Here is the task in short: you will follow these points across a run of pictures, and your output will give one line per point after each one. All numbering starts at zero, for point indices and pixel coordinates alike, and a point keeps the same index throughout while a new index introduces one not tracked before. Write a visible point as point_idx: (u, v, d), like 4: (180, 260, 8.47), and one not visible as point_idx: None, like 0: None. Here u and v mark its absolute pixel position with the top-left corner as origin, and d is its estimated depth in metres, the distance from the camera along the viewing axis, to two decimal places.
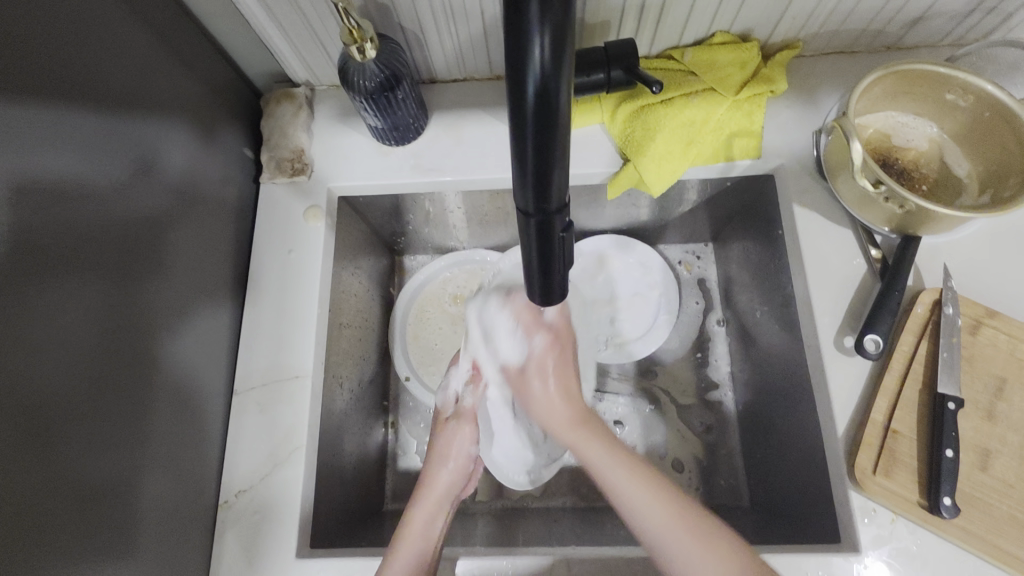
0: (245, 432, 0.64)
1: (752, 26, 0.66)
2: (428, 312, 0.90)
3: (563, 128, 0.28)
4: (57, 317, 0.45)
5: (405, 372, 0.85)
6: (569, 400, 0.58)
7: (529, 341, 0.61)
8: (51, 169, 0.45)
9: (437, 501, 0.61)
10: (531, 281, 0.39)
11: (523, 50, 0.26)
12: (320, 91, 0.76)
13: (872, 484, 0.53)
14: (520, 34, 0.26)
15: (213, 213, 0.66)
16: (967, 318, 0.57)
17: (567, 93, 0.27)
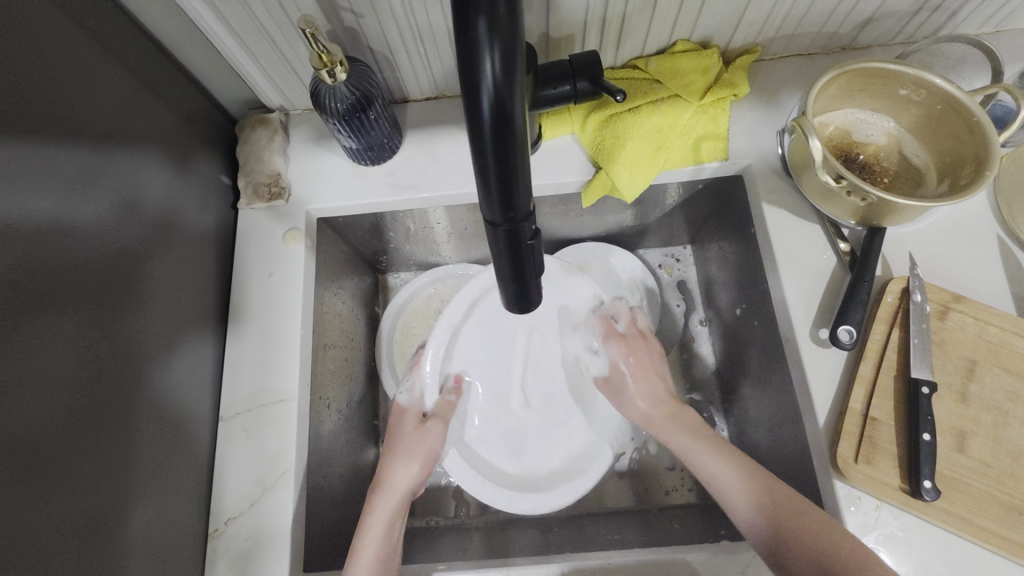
0: (232, 458, 0.63)
1: (710, 34, 0.68)
2: (415, 328, 0.91)
3: (521, 142, 0.29)
4: (38, 351, 0.45)
5: (394, 391, 0.86)
6: (660, 400, 0.68)
7: (607, 351, 0.72)
8: (28, 205, 0.45)
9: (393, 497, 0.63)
10: (505, 290, 0.40)
11: (473, 68, 0.27)
12: (294, 115, 0.77)
13: (855, 473, 0.54)
14: (469, 52, 0.27)
15: (192, 241, 0.66)
16: (934, 304, 0.58)
17: (521, 109, 0.28)
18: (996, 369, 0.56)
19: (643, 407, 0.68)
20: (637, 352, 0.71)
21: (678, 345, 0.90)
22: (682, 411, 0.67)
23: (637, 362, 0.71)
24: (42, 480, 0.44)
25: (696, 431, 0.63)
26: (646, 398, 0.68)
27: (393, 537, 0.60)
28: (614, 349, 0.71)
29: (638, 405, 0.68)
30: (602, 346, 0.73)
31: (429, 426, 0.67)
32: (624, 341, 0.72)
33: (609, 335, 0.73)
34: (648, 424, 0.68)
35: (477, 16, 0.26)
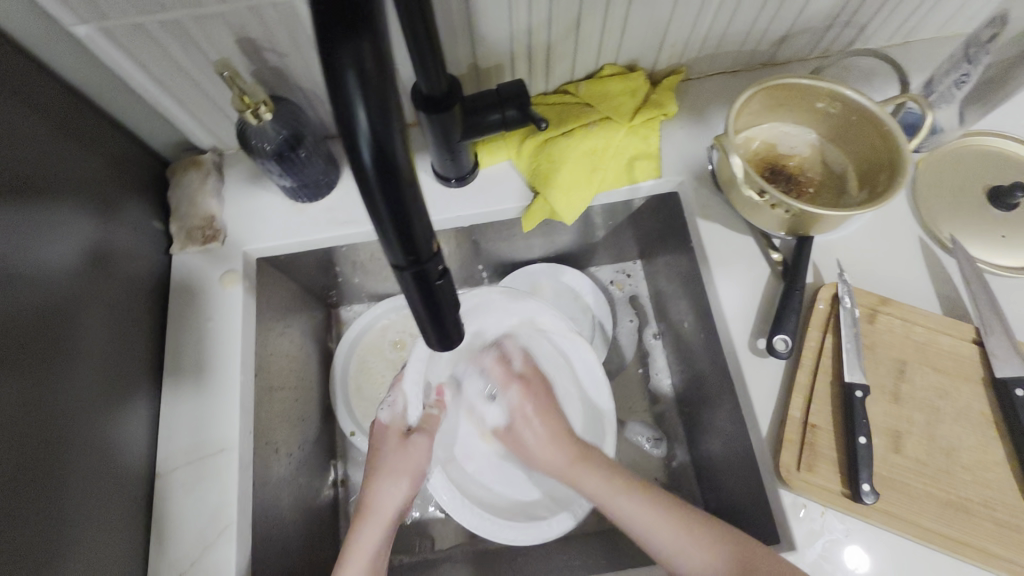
0: (172, 514, 0.61)
1: (635, 57, 0.70)
2: (369, 361, 0.90)
3: (411, 186, 0.29)
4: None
5: (350, 427, 0.85)
6: (562, 444, 0.64)
7: (506, 393, 0.67)
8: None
9: (375, 520, 0.63)
10: (425, 330, 0.39)
11: (350, 120, 0.26)
12: (229, 155, 0.75)
13: (797, 481, 0.55)
14: (344, 104, 0.26)
15: (123, 290, 0.63)
16: (863, 308, 0.60)
17: (405, 153, 0.28)
18: (925, 367, 0.58)
19: (550, 453, 0.64)
20: (534, 397, 0.67)
21: (634, 359, 0.90)
22: (594, 454, 0.64)
23: (538, 407, 0.66)
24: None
25: (618, 477, 0.61)
26: (546, 445, 0.64)
27: (379, 562, 0.62)
28: (514, 395, 0.67)
29: (556, 461, 0.64)
30: (504, 394, 0.67)
31: (413, 443, 0.66)
32: (522, 391, 0.67)
33: (508, 381, 0.68)
34: (518, 433, 0.66)
35: (347, 69, 0.26)
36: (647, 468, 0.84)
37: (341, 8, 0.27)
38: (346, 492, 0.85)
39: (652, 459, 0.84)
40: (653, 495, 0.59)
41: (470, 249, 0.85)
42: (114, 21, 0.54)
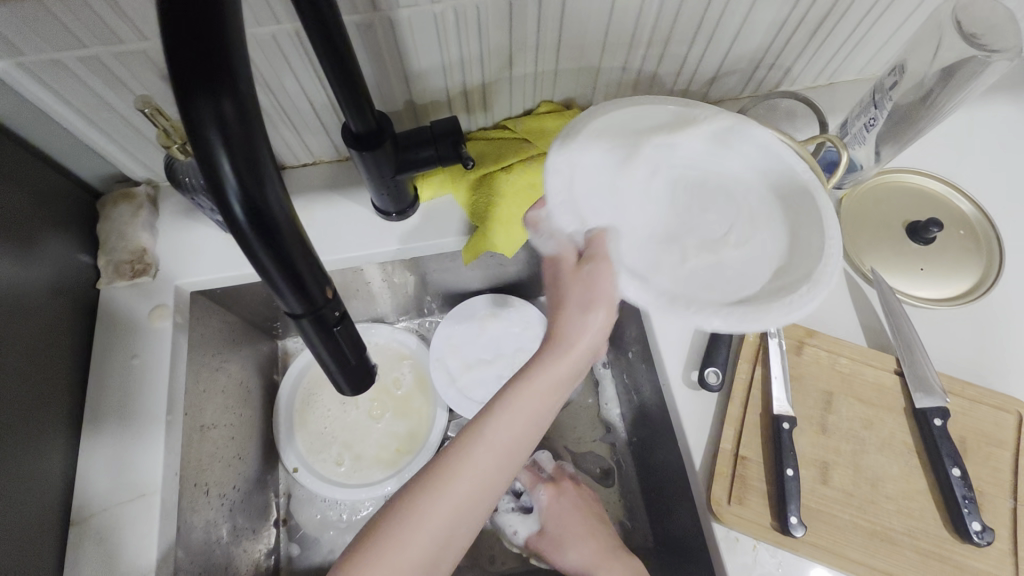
0: (85, 565, 0.56)
1: (572, 96, 0.72)
2: (314, 394, 0.88)
3: (294, 238, 0.29)
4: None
5: (293, 463, 0.82)
6: (595, 535, 0.68)
7: (536, 494, 0.75)
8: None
9: (528, 413, 0.49)
10: (332, 376, 0.38)
11: (216, 176, 0.25)
12: (164, 188, 0.75)
13: (728, 515, 0.55)
14: (207, 160, 0.25)
15: (39, 327, 0.60)
16: (791, 339, 0.62)
17: (283, 206, 0.28)
18: (850, 399, 0.59)
19: (581, 548, 0.67)
20: (566, 505, 0.73)
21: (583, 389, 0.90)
22: (603, 530, 0.69)
23: (570, 507, 0.73)
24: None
25: (610, 552, 0.66)
26: (584, 542, 0.68)
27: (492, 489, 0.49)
28: (544, 494, 0.75)
29: (583, 551, 0.67)
30: (532, 495, 0.75)
31: (589, 271, 0.49)
32: (552, 508, 0.73)
33: (536, 484, 0.76)
34: (548, 538, 0.71)
35: (208, 125, 0.25)
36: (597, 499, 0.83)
37: (190, 58, 0.25)
38: (287, 532, 0.83)
39: (601, 491, 0.84)
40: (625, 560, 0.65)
41: (416, 280, 0.84)
42: (30, 56, 0.53)
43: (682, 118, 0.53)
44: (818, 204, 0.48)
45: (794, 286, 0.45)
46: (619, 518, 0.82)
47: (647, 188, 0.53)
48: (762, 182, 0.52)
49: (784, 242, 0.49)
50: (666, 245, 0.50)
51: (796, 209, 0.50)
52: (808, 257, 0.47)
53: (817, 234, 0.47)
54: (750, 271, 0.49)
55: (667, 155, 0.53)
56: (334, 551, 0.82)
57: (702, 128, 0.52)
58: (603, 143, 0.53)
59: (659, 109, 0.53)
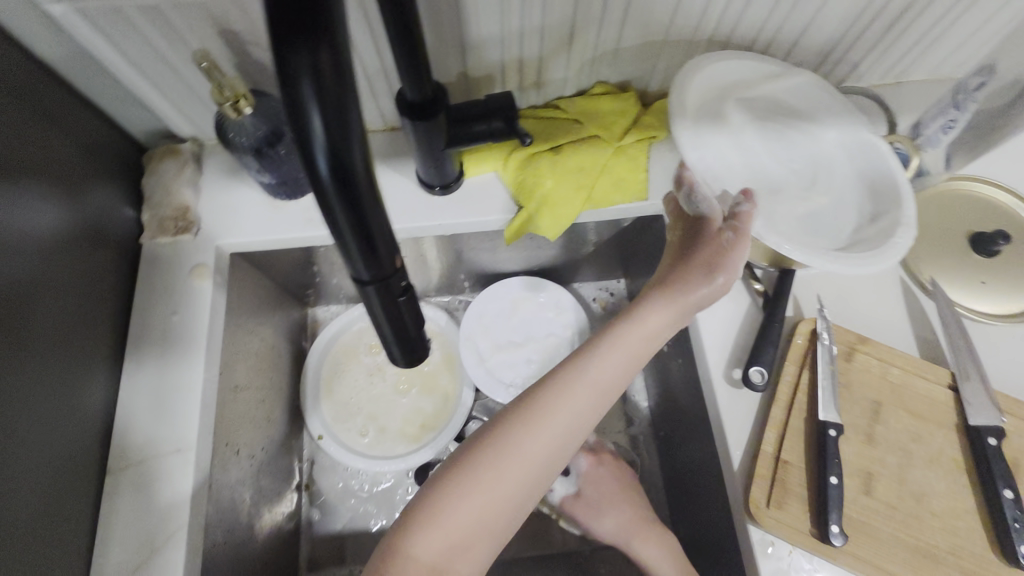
0: (121, 514, 0.58)
1: (629, 78, 0.69)
2: (341, 364, 0.88)
3: (370, 200, 0.27)
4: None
5: (317, 431, 0.82)
6: (633, 505, 0.70)
7: (575, 459, 0.74)
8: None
9: (605, 379, 0.48)
10: (387, 346, 0.37)
11: (306, 131, 0.24)
12: (209, 146, 0.74)
13: (767, 518, 0.53)
14: (298, 113, 0.24)
15: (84, 278, 0.60)
16: (842, 345, 0.60)
17: (366, 166, 0.27)
18: (900, 411, 0.57)
19: (617, 516, 0.68)
20: (604, 473, 0.73)
21: None
22: (639, 500, 0.71)
23: (608, 475, 0.73)
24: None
25: (646, 522, 0.68)
26: (621, 509, 0.69)
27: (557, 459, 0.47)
28: (583, 461, 0.74)
29: (620, 518, 0.68)
30: (571, 459, 0.74)
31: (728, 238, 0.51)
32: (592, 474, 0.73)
33: (576, 449, 0.75)
34: (582, 504, 0.71)
35: (303, 76, 0.23)
36: None
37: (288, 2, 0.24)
38: (309, 497, 0.84)
39: None
40: (662, 532, 0.66)
41: (451, 257, 0.83)
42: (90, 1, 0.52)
43: (768, 75, 0.61)
44: (890, 168, 0.56)
45: (890, 231, 0.53)
46: None
47: (744, 141, 0.59)
48: (839, 138, 0.59)
49: (864, 192, 0.57)
50: (768, 193, 0.57)
51: (872, 171, 0.57)
52: (890, 205, 0.55)
53: (890, 187, 0.56)
54: (840, 216, 0.57)
55: (756, 104, 0.61)
56: (355, 519, 0.83)
57: (789, 84, 0.61)
58: (709, 93, 0.59)
59: (755, 64, 0.61)
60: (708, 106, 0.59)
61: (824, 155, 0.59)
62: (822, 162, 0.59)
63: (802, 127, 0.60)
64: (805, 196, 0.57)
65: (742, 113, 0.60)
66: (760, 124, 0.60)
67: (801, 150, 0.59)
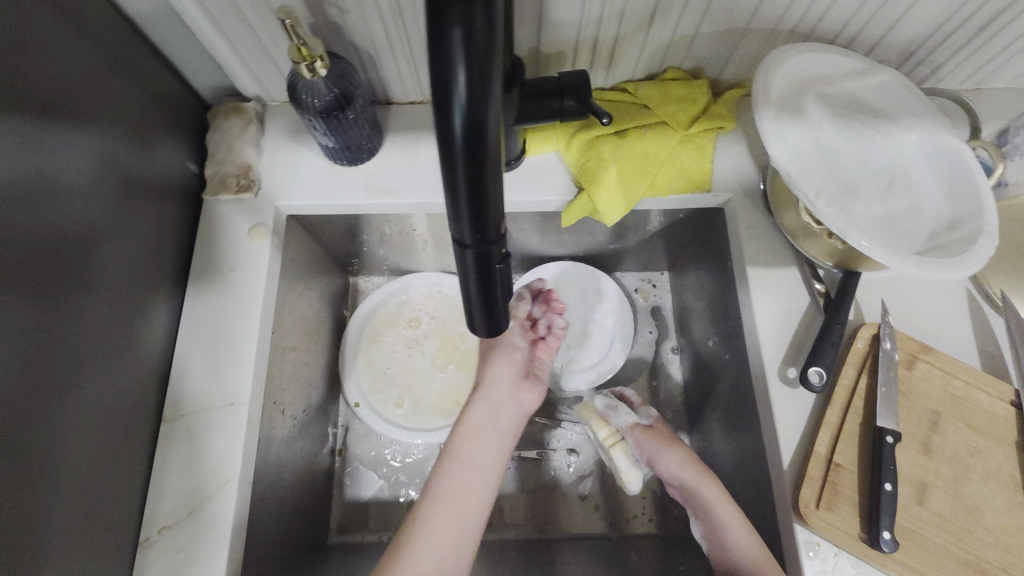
0: (175, 460, 0.59)
1: (702, 64, 0.67)
2: (381, 334, 0.89)
3: (493, 164, 0.27)
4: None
5: (354, 398, 0.83)
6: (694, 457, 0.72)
7: (645, 408, 0.77)
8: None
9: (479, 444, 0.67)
10: (471, 312, 0.38)
11: (448, 83, 0.24)
12: (271, 107, 0.74)
13: (816, 518, 0.53)
14: (442, 62, 0.24)
15: (149, 228, 0.62)
16: (904, 353, 0.59)
17: (496, 126, 0.26)
18: (958, 423, 0.56)
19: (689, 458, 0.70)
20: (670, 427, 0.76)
21: (647, 372, 0.87)
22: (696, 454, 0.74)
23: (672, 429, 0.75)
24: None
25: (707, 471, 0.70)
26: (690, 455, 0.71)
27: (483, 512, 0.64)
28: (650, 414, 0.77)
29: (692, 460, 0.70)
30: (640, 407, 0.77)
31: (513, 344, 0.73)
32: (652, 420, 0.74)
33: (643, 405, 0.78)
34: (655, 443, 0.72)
35: (454, 25, 0.23)
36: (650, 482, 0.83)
37: None
38: (342, 463, 0.85)
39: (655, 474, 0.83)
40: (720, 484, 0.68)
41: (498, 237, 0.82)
42: None
43: (850, 71, 0.59)
44: (972, 172, 0.54)
45: (971, 239, 0.51)
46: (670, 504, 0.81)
47: (824, 134, 0.57)
48: (919, 140, 0.58)
49: (942, 199, 0.55)
50: (851, 186, 0.54)
51: (952, 174, 0.55)
52: (971, 212, 0.53)
53: (971, 196, 0.54)
54: (918, 221, 0.54)
55: (834, 100, 0.59)
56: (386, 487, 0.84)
57: (872, 82, 0.59)
58: (791, 84, 0.58)
59: (838, 60, 0.59)
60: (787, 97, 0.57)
61: (902, 156, 0.57)
62: (902, 163, 0.57)
63: (882, 126, 0.58)
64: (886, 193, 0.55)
65: (821, 107, 0.58)
66: (839, 120, 0.58)
67: (881, 149, 0.57)
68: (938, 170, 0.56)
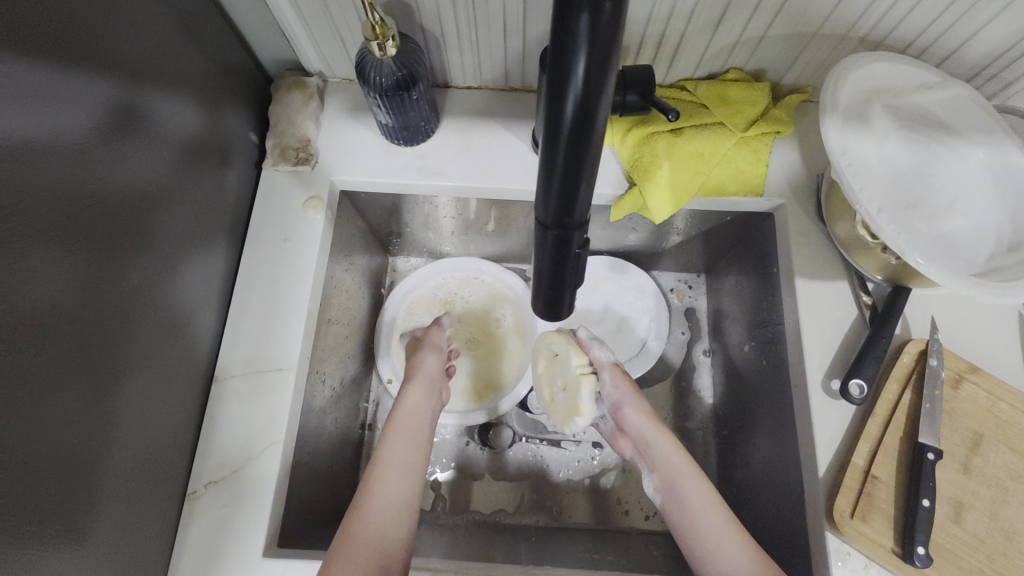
0: (222, 419, 0.62)
1: (765, 67, 0.67)
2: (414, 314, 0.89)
3: (595, 146, 0.29)
4: (37, 273, 0.42)
5: (387, 374, 0.84)
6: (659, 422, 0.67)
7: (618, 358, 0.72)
8: (47, 119, 0.42)
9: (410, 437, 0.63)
10: (538, 289, 0.40)
11: (566, 67, 0.26)
12: (332, 83, 0.76)
13: (849, 528, 0.53)
14: (565, 47, 0.26)
15: (211, 193, 0.64)
16: (950, 372, 0.58)
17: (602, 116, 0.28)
18: (1001, 446, 0.56)
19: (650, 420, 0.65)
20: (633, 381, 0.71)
21: (676, 372, 0.87)
22: None
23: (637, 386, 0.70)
24: (16, 405, 0.40)
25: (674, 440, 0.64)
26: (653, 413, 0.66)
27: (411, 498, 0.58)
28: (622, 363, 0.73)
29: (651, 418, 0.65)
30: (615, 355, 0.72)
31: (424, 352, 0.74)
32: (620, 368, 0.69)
33: None
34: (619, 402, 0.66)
35: (582, 12, 0.25)
36: None
37: None
38: (372, 437, 0.86)
39: None
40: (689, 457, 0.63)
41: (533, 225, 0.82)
42: None
43: (921, 85, 0.59)
44: None
45: None
46: None
47: (886, 144, 0.56)
48: (986, 158, 0.57)
49: (1006, 219, 0.54)
50: (911, 199, 0.54)
51: (1018, 196, 0.55)
52: None
53: None
54: (977, 240, 0.53)
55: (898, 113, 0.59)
56: None
57: (943, 96, 0.59)
58: (859, 93, 0.58)
59: (911, 72, 0.58)
60: (853, 105, 0.57)
61: (966, 172, 0.57)
62: (967, 181, 0.56)
63: (949, 140, 0.57)
64: (946, 208, 0.54)
65: (886, 118, 0.57)
66: (904, 131, 0.57)
67: (946, 164, 0.57)
68: (1006, 190, 0.55)
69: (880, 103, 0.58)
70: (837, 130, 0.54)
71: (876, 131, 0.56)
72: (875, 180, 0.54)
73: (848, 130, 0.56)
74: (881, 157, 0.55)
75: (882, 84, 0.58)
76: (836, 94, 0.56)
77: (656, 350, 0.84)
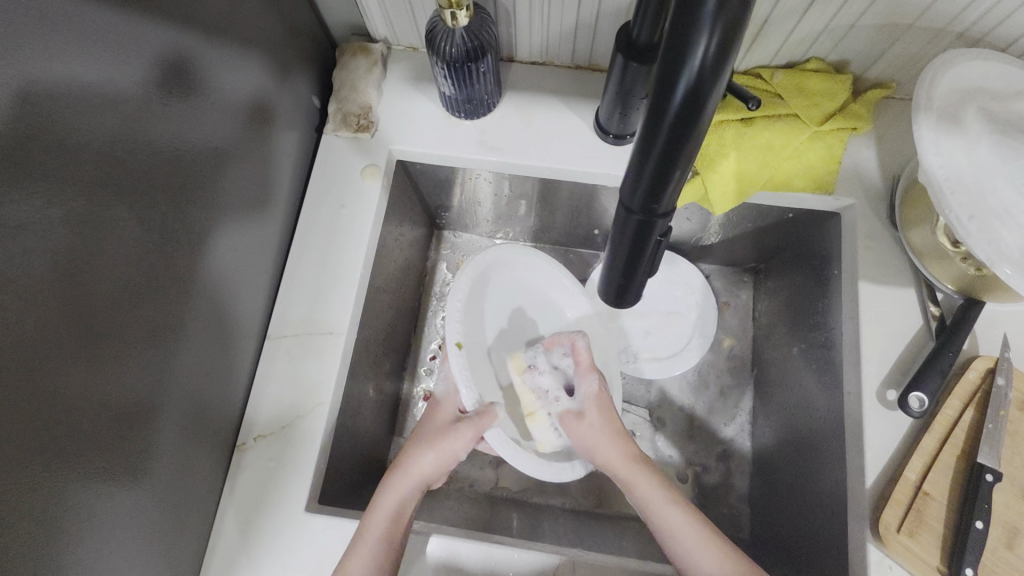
0: (273, 376, 0.64)
1: (849, 58, 0.64)
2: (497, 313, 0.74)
3: (702, 123, 0.31)
4: (121, 219, 0.43)
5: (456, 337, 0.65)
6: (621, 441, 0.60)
7: (583, 383, 0.61)
8: (135, 68, 0.43)
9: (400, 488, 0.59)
10: (614, 260, 0.44)
11: (685, 52, 0.29)
12: (395, 51, 0.75)
13: (893, 541, 0.52)
14: (685, 33, 0.28)
15: (273, 152, 0.65)
16: (1018, 394, 0.56)
17: (710, 107, 0.31)
18: None
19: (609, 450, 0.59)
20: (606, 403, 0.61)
21: (718, 368, 0.84)
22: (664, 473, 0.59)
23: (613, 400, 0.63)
24: (90, 346, 0.41)
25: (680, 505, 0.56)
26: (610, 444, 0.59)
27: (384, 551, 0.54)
28: (593, 382, 0.61)
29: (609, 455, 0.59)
30: (582, 378, 0.61)
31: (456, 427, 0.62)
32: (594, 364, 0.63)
33: (586, 371, 0.61)
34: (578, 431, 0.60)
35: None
36: (695, 470, 0.80)
37: None
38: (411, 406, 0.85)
39: (703, 467, 0.80)
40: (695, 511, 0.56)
41: (585, 207, 0.80)
42: None
43: (1021, 90, 0.55)
44: None
45: None
46: (715, 500, 0.78)
47: (979, 149, 0.52)
48: None
49: None
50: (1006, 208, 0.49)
51: None
52: None
53: None
54: None
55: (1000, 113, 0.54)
56: None
57: None
58: (946, 96, 0.55)
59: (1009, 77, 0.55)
60: (941, 111, 0.54)
61: None
62: None
63: None
64: None
65: (982, 121, 0.53)
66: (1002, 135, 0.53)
67: None
68: None
69: (975, 107, 0.54)
70: (930, 147, 0.52)
71: (968, 135, 0.53)
72: (962, 187, 0.50)
73: (936, 139, 0.53)
74: (974, 163, 0.52)
75: (973, 90, 0.55)
76: (925, 108, 0.54)
77: (699, 348, 0.82)
